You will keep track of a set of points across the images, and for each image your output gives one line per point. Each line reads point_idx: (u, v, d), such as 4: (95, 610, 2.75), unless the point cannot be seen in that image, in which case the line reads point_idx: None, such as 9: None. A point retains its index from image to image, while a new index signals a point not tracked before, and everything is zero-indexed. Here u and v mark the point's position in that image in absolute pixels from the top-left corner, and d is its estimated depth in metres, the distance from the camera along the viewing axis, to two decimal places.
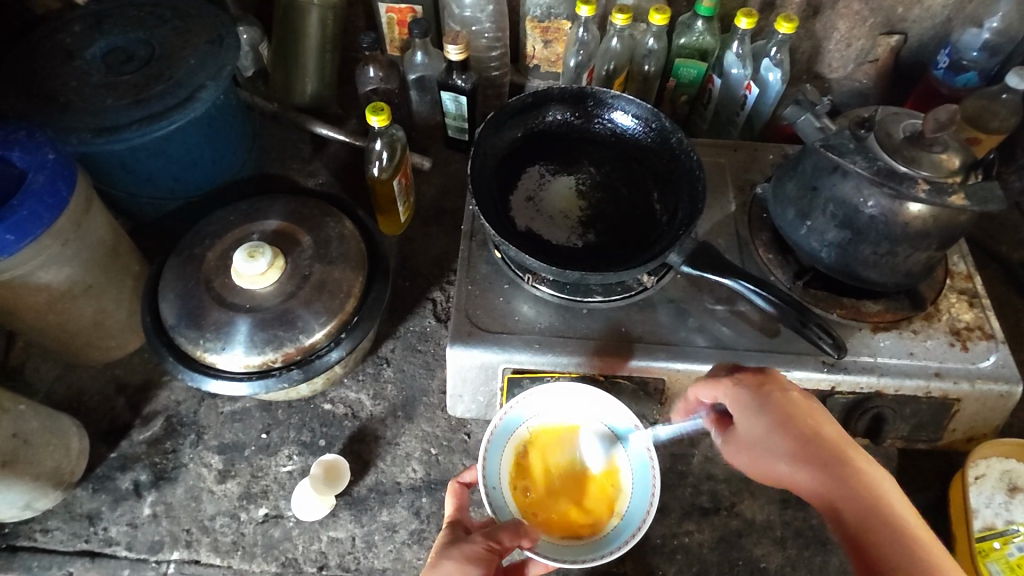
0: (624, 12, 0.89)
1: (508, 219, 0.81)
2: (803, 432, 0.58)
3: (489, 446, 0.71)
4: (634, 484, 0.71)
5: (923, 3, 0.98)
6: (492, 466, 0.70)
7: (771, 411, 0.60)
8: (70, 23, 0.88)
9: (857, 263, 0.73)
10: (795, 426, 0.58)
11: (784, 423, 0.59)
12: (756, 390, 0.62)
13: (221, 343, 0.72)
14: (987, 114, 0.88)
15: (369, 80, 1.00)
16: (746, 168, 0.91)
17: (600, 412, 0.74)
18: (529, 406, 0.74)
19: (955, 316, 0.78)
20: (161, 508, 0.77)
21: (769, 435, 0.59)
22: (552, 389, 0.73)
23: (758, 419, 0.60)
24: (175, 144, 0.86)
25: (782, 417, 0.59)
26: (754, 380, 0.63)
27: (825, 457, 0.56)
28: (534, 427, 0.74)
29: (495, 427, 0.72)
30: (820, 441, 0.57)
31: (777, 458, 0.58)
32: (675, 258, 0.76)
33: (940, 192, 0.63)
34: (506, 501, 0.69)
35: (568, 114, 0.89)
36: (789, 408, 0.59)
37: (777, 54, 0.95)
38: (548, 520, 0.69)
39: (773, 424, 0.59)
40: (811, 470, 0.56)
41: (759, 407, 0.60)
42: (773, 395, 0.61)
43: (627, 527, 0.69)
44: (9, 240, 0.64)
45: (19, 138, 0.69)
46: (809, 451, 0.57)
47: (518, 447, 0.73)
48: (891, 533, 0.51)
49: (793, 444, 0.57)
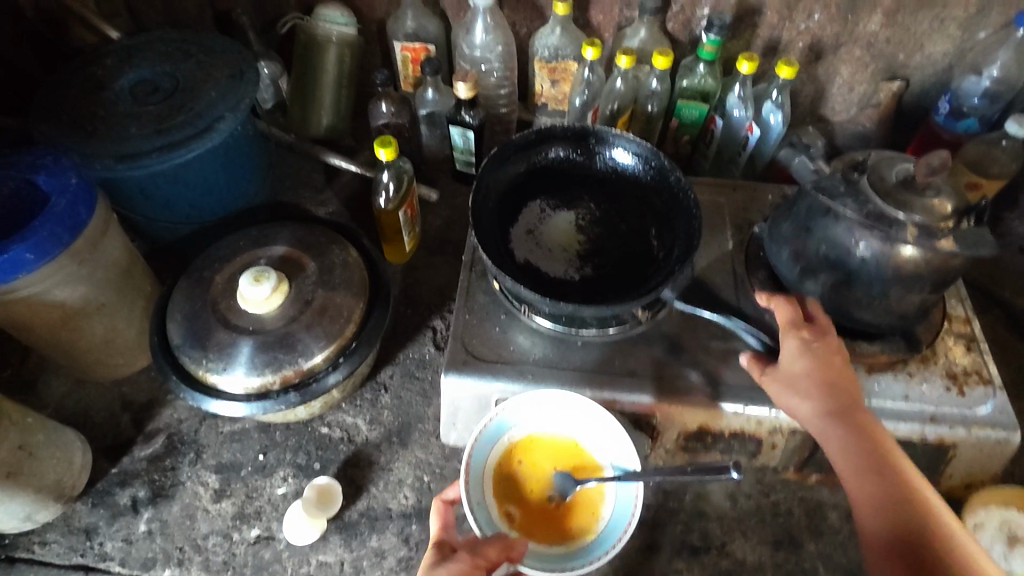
0: (628, 55, 0.92)
1: (508, 251, 0.83)
2: (835, 383, 0.64)
3: (469, 464, 0.71)
4: (618, 486, 0.71)
5: (924, 50, 1.00)
6: (475, 482, 0.71)
7: (816, 359, 0.65)
8: (103, 57, 0.93)
9: (851, 305, 0.73)
10: (831, 377, 0.64)
11: (823, 370, 0.64)
12: (809, 337, 0.67)
13: (223, 363, 0.74)
14: (987, 159, 0.95)
15: (381, 114, 1.03)
16: (745, 207, 0.93)
17: (578, 418, 0.74)
18: (509, 417, 0.74)
19: (952, 360, 0.77)
20: (156, 525, 0.79)
21: (801, 376, 0.65)
22: (525, 400, 0.73)
23: (801, 364, 0.65)
24: (192, 172, 0.90)
25: (825, 363, 0.65)
26: (816, 333, 0.67)
27: (851, 415, 0.63)
28: (522, 435, 0.75)
29: (474, 444, 0.72)
30: (846, 391, 0.64)
31: (803, 396, 0.65)
32: (669, 292, 0.78)
33: (930, 236, 0.64)
34: (491, 516, 0.70)
35: (570, 151, 0.91)
36: (829, 362, 0.65)
37: (778, 96, 0.98)
38: (535, 529, 0.70)
39: (815, 371, 0.65)
40: (833, 424, 0.63)
41: (806, 353, 0.66)
42: (817, 347, 0.66)
43: (615, 532, 0.69)
44: (29, 259, 0.67)
45: (46, 163, 0.72)
46: (832, 394, 0.64)
47: (500, 459, 0.73)
48: (890, 479, 0.59)
49: (818, 386, 0.64)
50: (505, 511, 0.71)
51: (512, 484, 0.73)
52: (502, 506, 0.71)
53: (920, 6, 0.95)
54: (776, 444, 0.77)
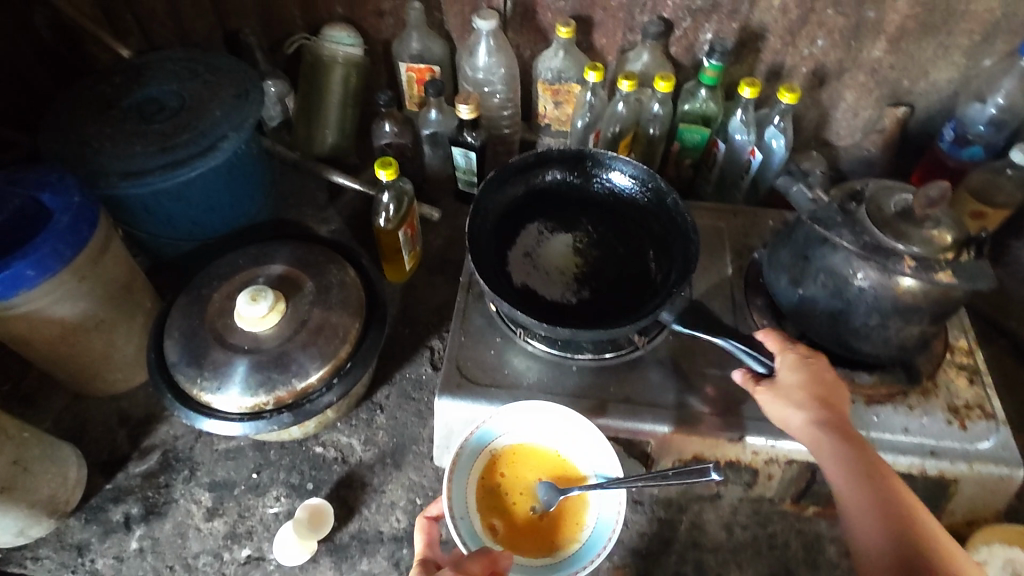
0: (630, 79, 0.93)
1: (506, 275, 0.83)
2: (828, 397, 0.64)
3: (452, 478, 0.70)
4: (601, 494, 0.71)
5: (928, 77, 1.00)
6: (458, 497, 0.70)
7: (810, 373, 0.65)
8: (112, 75, 0.95)
9: (849, 335, 0.72)
10: (825, 391, 0.64)
11: (818, 384, 0.65)
12: (804, 355, 0.67)
13: (217, 383, 0.75)
14: (992, 188, 0.94)
15: (386, 134, 1.04)
16: (746, 233, 0.92)
17: (559, 427, 0.73)
18: (492, 428, 0.73)
19: (954, 393, 0.76)
20: (148, 543, 0.79)
21: (797, 388, 0.65)
22: (507, 411, 0.72)
23: (796, 377, 0.65)
24: (195, 190, 0.91)
25: (819, 379, 0.65)
26: (809, 351, 0.68)
27: (845, 427, 0.62)
28: (503, 447, 0.74)
29: (456, 457, 0.70)
30: (839, 406, 0.64)
31: (799, 406, 0.64)
32: (668, 315, 0.77)
33: (928, 268, 0.64)
34: (475, 530, 0.69)
35: (568, 174, 0.91)
36: (823, 378, 0.65)
37: (781, 122, 0.97)
38: (520, 540, 0.70)
39: (811, 385, 0.64)
40: (830, 434, 0.61)
41: (801, 368, 0.66)
42: (811, 362, 0.66)
43: (599, 540, 0.68)
44: (29, 275, 0.68)
45: (50, 180, 0.73)
46: (826, 406, 0.63)
47: (482, 470, 0.72)
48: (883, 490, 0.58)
49: (813, 397, 0.64)
50: (489, 525, 0.70)
51: (495, 496, 0.72)
52: (486, 519, 0.70)
53: (925, 33, 0.94)
54: (772, 475, 0.76)
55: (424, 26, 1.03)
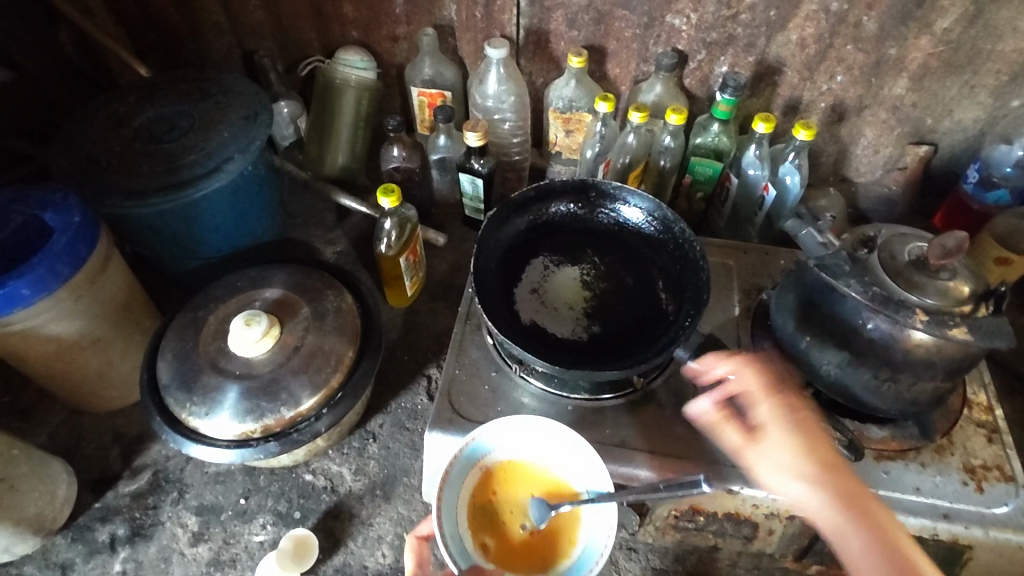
0: (641, 111, 0.91)
1: (513, 312, 0.80)
2: (816, 449, 0.56)
3: (444, 495, 0.67)
4: (594, 510, 0.68)
5: (953, 116, 0.96)
6: (449, 515, 0.67)
7: (789, 424, 0.58)
8: (126, 93, 0.96)
9: (859, 387, 0.69)
10: (811, 442, 0.57)
11: (810, 443, 0.57)
12: (779, 401, 0.59)
13: (206, 408, 0.74)
14: (1018, 234, 0.90)
15: (393, 158, 1.02)
16: (755, 272, 0.89)
17: (553, 441, 0.71)
18: (487, 441, 0.70)
19: (971, 452, 0.72)
20: (131, 566, 0.78)
21: (785, 451, 0.56)
22: (501, 425, 0.70)
23: (773, 432, 0.58)
24: (200, 210, 0.91)
25: (800, 428, 0.57)
26: (783, 394, 0.60)
27: (841, 485, 0.55)
28: (495, 463, 0.71)
29: (448, 472, 0.68)
30: (827, 456, 0.56)
31: (784, 468, 0.56)
32: (683, 351, 0.75)
33: (941, 323, 0.61)
34: (466, 549, 0.66)
35: (573, 205, 0.89)
36: (806, 426, 0.58)
37: (795, 158, 0.94)
38: (511, 557, 0.67)
39: (792, 439, 0.57)
40: (830, 502, 0.54)
41: (778, 420, 0.58)
42: (790, 410, 0.59)
43: (591, 559, 0.66)
44: (25, 294, 0.68)
45: (53, 200, 0.73)
46: (816, 462, 0.56)
47: (474, 485, 0.70)
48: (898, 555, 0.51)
49: (800, 455, 0.56)
50: (479, 542, 0.67)
51: (487, 513, 0.69)
52: (478, 536, 0.68)
53: (949, 72, 0.91)
54: (773, 530, 0.72)
55: (437, 52, 1.02)
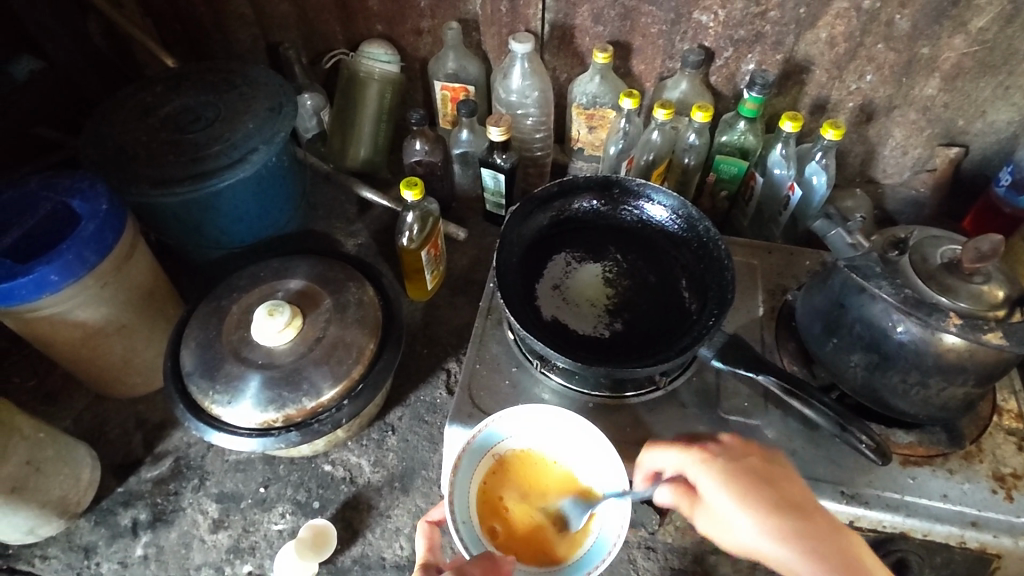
0: (667, 107, 0.90)
1: (534, 307, 0.80)
2: (771, 496, 0.58)
3: (456, 479, 0.66)
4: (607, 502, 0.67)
5: (985, 117, 0.95)
6: (461, 501, 0.66)
7: (734, 480, 0.59)
8: (154, 83, 0.97)
9: (885, 391, 0.68)
10: (763, 491, 0.58)
11: (753, 492, 0.58)
12: (717, 458, 0.61)
13: (228, 397, 0.74)
14: None
15: (415, 152, 1.02)
16: (780, 272, 0.88)
17: (568, 434, 0.70)
18: (502, 428, 0.70)
19: (1001, 460, 0.70)
20: (152, 551, 0.79)
21: (734, 507, 0.57)
22: (516, 413, 0.70)
23: (722, 494, 0.58)
24: (225, 200, 0.91)
25: (745, 480, 0.59)
26: (719, 448, 0.62)
27: (806, 524, 0.56)
28: (508, 451, 0.71)
29: (462, 457, 0.67)
30: (783, 499, 0.58)
31: (748, 527, 0.56)
32: (706, 351, 0.75)
33: (974, 327, 0.59)
34: (477, 535, 0.65)
35: (596, 202, 0.89)
36: (750, 476, 0.59)
37: (823, 158, 0.93)
38: (522, 546, 0.66)
39: (742, 492, 0.58)
40: (801, 547, 0.55)
41: (722, 478, 0.59)
42: (729, 462, 0.60)
43: (602, 550, 0.65)
44: (53, 280, 0.69)
45: (82, 187, 0.74)
46: (774, 509, 0.57)
47: (486, 472, 0.69)
48: None
49: (756, 508, 0.57)
50: (490, 529, 0.66)
51: (499, 500, 0.68)
52: (489, 524, 0.67)
53: (983, 72, 0.89)
54: None
55: (461, 46, 1.02)
